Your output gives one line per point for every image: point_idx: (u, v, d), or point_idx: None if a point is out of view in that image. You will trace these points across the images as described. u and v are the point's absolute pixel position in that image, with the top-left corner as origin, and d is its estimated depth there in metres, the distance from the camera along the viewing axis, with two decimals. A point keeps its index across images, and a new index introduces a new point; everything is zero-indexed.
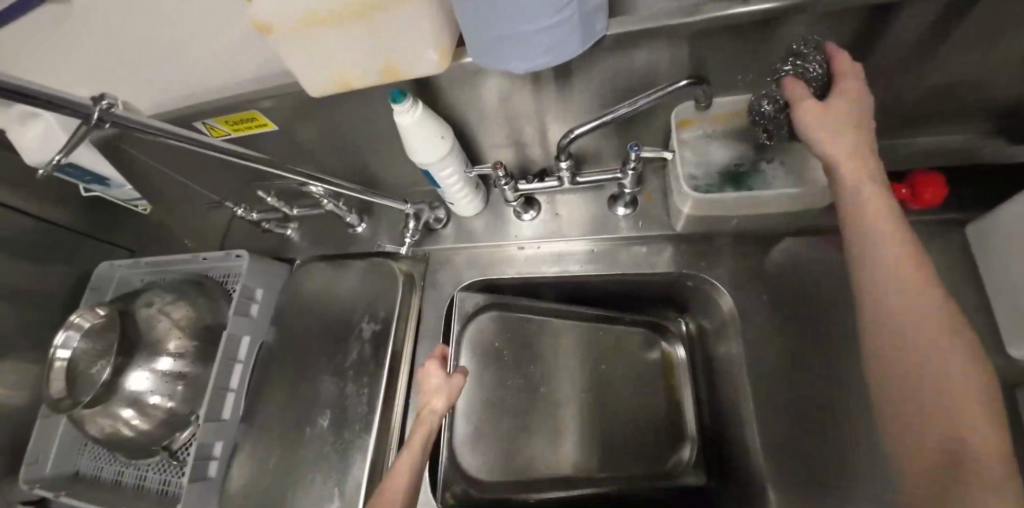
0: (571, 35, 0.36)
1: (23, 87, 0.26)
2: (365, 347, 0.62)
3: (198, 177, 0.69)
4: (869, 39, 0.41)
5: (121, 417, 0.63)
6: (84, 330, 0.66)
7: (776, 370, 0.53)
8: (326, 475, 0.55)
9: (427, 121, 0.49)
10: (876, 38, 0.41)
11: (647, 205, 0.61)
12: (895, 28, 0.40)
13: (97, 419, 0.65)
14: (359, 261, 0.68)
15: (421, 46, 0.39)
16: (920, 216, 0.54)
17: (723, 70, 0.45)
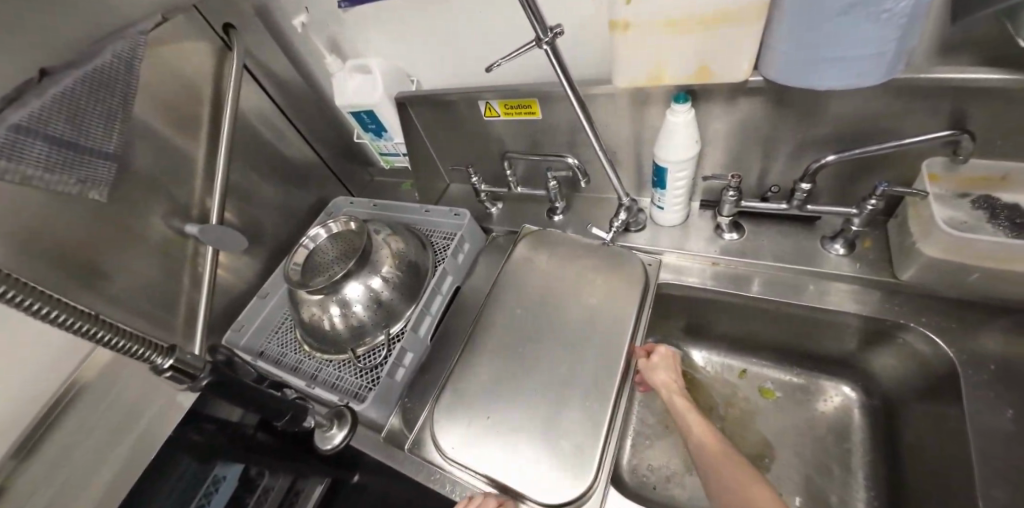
0: (883, 65, 0.45)
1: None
2: None
3: (446, 148, 0.88)
4: None
5: (332, 310, 0.73)
6: (328, 232, 0.81)
7: (1004, 443, 0.50)
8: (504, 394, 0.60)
9: (691, 124, 0.58)
10: None
11: (864, 251, 0.64)
12: None
13: (310, 306, 0.76)
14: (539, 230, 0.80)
15: (739, 57, 0.50)
16: None
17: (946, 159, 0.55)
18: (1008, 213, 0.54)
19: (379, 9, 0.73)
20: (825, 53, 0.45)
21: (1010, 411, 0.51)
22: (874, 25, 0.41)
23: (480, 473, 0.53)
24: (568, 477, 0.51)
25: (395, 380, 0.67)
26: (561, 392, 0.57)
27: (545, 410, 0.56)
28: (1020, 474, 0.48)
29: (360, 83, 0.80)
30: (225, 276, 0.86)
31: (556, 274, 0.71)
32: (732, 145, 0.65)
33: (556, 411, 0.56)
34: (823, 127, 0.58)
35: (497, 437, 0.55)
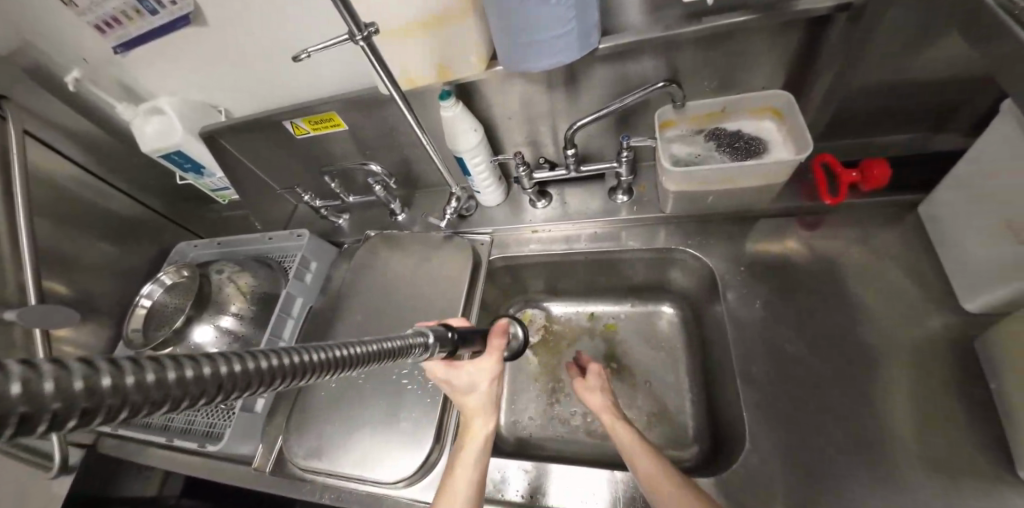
0: (570, 42, 0.52)
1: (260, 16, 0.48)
2: (402, 303, 0.74)
3: (276, 172, 0.88)
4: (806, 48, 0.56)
5: (184, 361, 0.73)
6: (165, 285, 0.79)
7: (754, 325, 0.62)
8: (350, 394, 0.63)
9: (464, 116, 0.63)
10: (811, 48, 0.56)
11: (641, 193, 0.74)
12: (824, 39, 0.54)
13: (161, 363, 0.75)
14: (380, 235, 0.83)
15: (466, 52, 0.57)
16: (873, 196, 0.65)
17: (673, 103, 0.63)
18: (727, 137, 0.64)
19: (154, 45, 0.70)
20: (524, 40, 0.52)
21: (760, 300, 0.64)
22: (545, 18, 0.48)
23: (339, 473, 0.57)
24: (402, 449, 0.57)
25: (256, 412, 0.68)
26: (398, 381, 0.62)
27: (388, 401, 0.60)
28: (761, 344, 0.61)
29: (157, 124, 0.77)
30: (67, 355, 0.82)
31: (400, 275, 0.77)
32: (519, 123, 0.71)
33: (395, 399, 0.60)
34: (583, 93, 0.65)
35: (342, 440, 0.59)
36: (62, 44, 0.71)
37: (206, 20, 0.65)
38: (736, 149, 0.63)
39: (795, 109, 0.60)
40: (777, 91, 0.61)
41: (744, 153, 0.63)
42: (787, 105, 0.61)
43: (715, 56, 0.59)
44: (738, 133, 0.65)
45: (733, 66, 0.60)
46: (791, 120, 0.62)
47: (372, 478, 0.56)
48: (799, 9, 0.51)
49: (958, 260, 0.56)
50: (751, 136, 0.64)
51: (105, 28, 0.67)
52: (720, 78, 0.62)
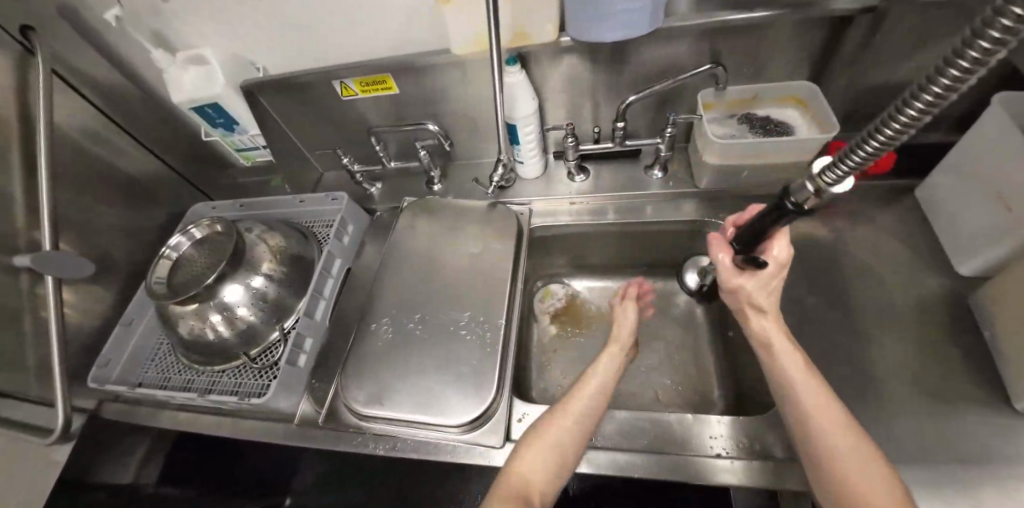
0: (643, 15, 0.57)
1: None
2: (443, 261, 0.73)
3: (310, 135, 0.87)
4: (834, 44, 0.64)
5: (213, 318, 0.70)
6: (193, 239, 0.77)
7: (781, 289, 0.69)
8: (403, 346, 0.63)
9: (525, 84, 0.67)
10: (839, 43, 0.64)
11: (674, 171, 0.80)
12: (851, 36, 0.62)
13: (188, 318, 0.71)
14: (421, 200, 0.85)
15: (542, 19, 0.61)
16: (876, 181, 0.74)
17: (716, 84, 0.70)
18: (757, 121, 0.72)
19: None
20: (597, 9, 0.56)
21: (784, 268, 0.71)
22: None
23: (398, 420, 0.57)
24: (461, 395, 0.58)
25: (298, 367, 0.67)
26: (454, 333, 0.63)
27: (445, 351, 0.61)
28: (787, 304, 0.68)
29: (193, 74, 0.75)
30: (73, 312, 0.76)
31: (441, 235, 0.77)
32: (568, 98, 0.75)
33: (452, 349, 0.61)
34: (632, 74, 0.71)
35: (399, 386, 0.59)
36: None
37: None
38: (766, 131, 0.71)
39: (818, 96, 0.68)
40: (800, 81, 0.69)
41: (774, 135, 0.70)
42: (810, 93, 0.69)
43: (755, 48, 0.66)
44: (767, 118, 0.72)
45: (768, 60, 0.67)
46: (815, 107, 0.69)
47: (432, 422, 0.56)
48: (834, 10, 0.59)
49: (953, 232, 0.65)
50: (778, 121, 0.72)
51: None
52: (755, 69, 0.69)
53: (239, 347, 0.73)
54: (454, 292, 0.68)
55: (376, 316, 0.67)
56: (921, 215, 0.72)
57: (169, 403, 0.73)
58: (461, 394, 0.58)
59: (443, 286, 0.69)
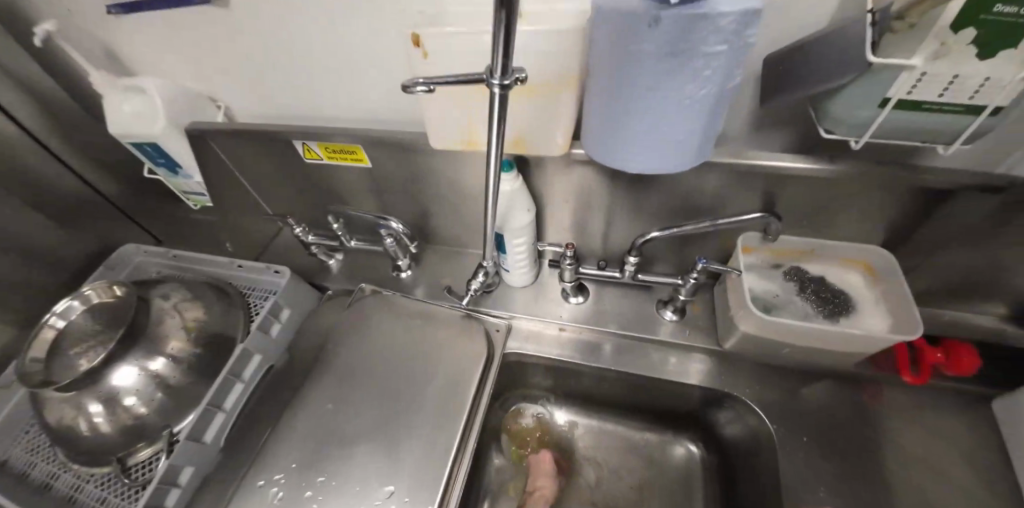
0: (681, 160, 0.40)
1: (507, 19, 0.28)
2: (376, 390, 0.57)
3: (265, 190, 0.73)
4: (929, 211, 0.48)
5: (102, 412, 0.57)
6: (89, 304, 0.63)
7: None
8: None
9: (519, 195, 0.53)
10: (935, 211, 0.48)
11: (693, 316, 0.63)
12: (954, 206, 0.47)
13: (61, 405, 0.59)
14: (377, 291, 0.68)
15: (552, 130, 0.46)
16: (956, 381, 0.56)
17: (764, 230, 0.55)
18: (809, 282, 0.56)
19: (153, 16, 0.58)
20: (627, 107, 0.37)
21: (822, 489, 0.51)
22: (687, 79, 0.33)
23: None
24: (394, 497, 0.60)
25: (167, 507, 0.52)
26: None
27: None
28: None
29: (133, 107, 0.64)
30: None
31: (388, 349, 0.61)
32: (571, 209, 0.60)
33: None
34: (655, 198, 0.56)
35: None
36: None
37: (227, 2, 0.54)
38: (821, 300, 0.54)
39: (899, 271, 0.51)
40: (878, 248, 0.53)
41: (829, 309, 0.53)
42: (888, 266, 0.53)
43: (826, 197, 0.50)
44: (821, 281, 0.56)
45: (837, 213, 0.52)
46: (889, 283, 0.53)
47: None
48: (941, 177, 0.44)
49: None
50: (838, 289, 0.55)
51: None
52: (817, 217, 0.53)
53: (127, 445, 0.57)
54: (375, 441, 0.52)
55: (275, 460, 0.52)
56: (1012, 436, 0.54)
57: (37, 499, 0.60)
58: None
59: (362, 435, 0.53)
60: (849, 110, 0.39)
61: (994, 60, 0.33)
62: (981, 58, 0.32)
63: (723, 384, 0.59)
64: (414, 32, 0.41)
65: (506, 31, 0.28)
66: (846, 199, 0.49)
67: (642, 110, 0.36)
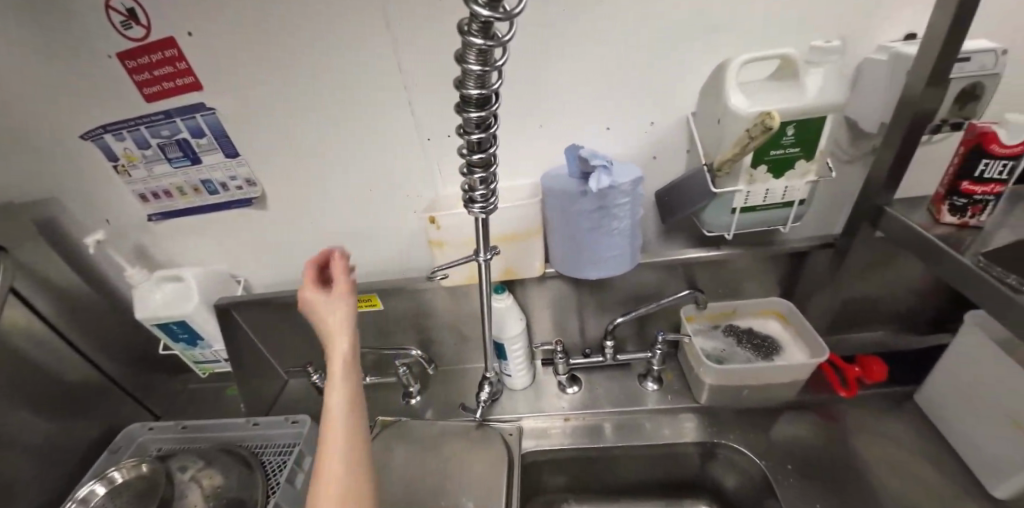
0: (620, 263, 0.60)
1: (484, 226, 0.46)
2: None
3: (278, 346, 0.81)
4: (797, 267, 0.69)
5: None
6: (111, 485, 0.65)
7: None
8: None
9: (512, 309, 0.67)
10: (801, 267, 0.69)
11: (669, 382, 0.76)
12: (810, 261, 0.68)
13: None
14: (393, 419, 0.74)
15: (530, 260, 0.63)
16: (874, 391, 0.72)
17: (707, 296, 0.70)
18: (741, 333, 0.72)
19: (200, 219, 0.73)
20: (577, 239, 0.58)
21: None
22: (609, 218, 0.55)
23: None
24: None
25: None
26: None
27: None
28: None
29: (164, 293, 0.73)
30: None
31: (415, 473, 0.66)
32: (552, 313, 0.75)
33: None
34: (614, 293, 0.73)
35: None
36: (101, 208, 0.72)
37: (267, 205, 0.71)
38: (754, 346, 0.70)
39: (797, 314, 0.70)
40: (777, 298, 0.72)
41: (764, 353, 0.69)
42: (788, 311, 0.71)
43: (729, 271, 0.70)
44: (750, 330, 0.73)
45: (742, 280, 0.71)
46: (795, 323, 0.71)
47: None
48: (791, 247, 0.66)
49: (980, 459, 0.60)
50: (763, 334, 0.72)
51: (151, 198, 0.71)
52: (730, 286, 0.72)
53: None
54: None
55: None
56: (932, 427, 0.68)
57: None
58: None
59: None
60: (717, 216, 0.61)
61: (782, 179, 0.56)
62: (776, 177, 0.55)
63: (710, 436, 0.69)
64: (431, 215, 0.58)
65: (484, 230, 0.46)
66: (741, 269, 0.69)
67: (586, 240, 0.57)
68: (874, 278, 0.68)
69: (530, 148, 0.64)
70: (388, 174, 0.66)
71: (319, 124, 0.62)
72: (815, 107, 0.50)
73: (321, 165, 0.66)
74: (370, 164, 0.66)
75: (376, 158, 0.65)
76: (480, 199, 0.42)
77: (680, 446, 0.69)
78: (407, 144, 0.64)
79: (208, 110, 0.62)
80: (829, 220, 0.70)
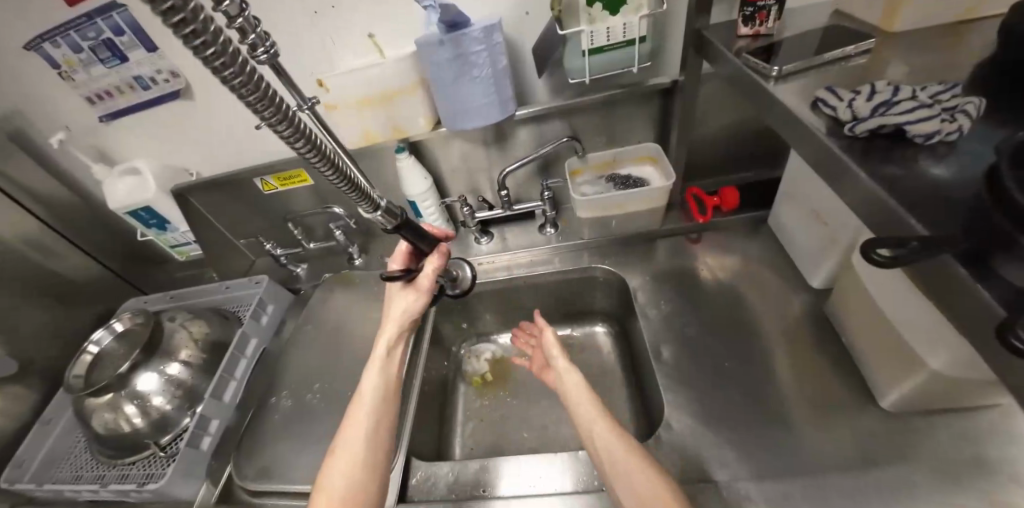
0: (491, 113, 0.70)
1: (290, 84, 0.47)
2: (352, 332, 0.79)
3: (237, 227, 0.95)
4: (665, 110, 0.78)
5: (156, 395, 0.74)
6: (117, 332, 0.81)
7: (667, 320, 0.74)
8: (312, 417, 0.67)
9: (416, 168, 0.79)
10: (668, 110, 0.78)
11: (566, 226, 0.89)
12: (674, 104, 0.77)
13: (101, 413, 0.73)
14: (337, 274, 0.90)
15: (416, 117, 0.73)
16: (735, 216, 0.84)
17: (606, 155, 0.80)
18: (619, 177, 0.83)
19: (139, 116, 0.83)
20: (448, 90, 0.67)
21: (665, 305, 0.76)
22: (468, 65, 0.64)
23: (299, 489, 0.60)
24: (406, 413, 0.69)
25: (202, 449, 0.67)
26: None
27: (346, 418, 0.66)
28: (672, 332, 0.74)
29: (125, 184, 0.85)
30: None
31: (356, 306, 0.83)
32: (460, 175, 0.87)
33: None
34: (509, 150, 0.83)
35: (301, 459, 0.63)
36: (51, 112, 0.81)
37: (194, 95, 0.80)
38: (627, 184, 0.81)
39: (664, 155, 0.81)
40: (650, 143, 0.82)
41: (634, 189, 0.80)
42: (658, 153, 0.82)
43: (606, 119, 0.79)
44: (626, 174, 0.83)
45: (619, 128, 0.81)
46: (663, 163, 0.81)
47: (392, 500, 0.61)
48: (652, 87, 0.73)
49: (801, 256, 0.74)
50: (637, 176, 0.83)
51: (97, 100, 0.81)
52: (609, 136, 0.82)
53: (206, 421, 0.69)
54: (359, 361, 0.74)
55: (286, 391, 0.71)
56: (778, 240, 0.82)
57: (78, 500, 0.73)
58: (422, 478, 0.65)
59: (347, 363, 0.74)
60: (574, 59, 0.69)
61: (619, 16, 0.63)
62: (614, 15, 0.62)
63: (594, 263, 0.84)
64: (318, 78, 0.66)
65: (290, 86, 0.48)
66: (616, 117, 0.79)
67: (454, 88, 0.67)
68: (734, 113, 0.77)
69: (410, 13, 0.71)
70: (288, 53, 0.74)
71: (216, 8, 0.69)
72: None
73: None
74: (273, 45, 0.73)
75: (274, 38, 0.72)
76: (257, 44, 0.37)
77: (567, 271, 0.85)
78: (297, 19, 0.70)
79: (121, 8, 0.69)
80: None
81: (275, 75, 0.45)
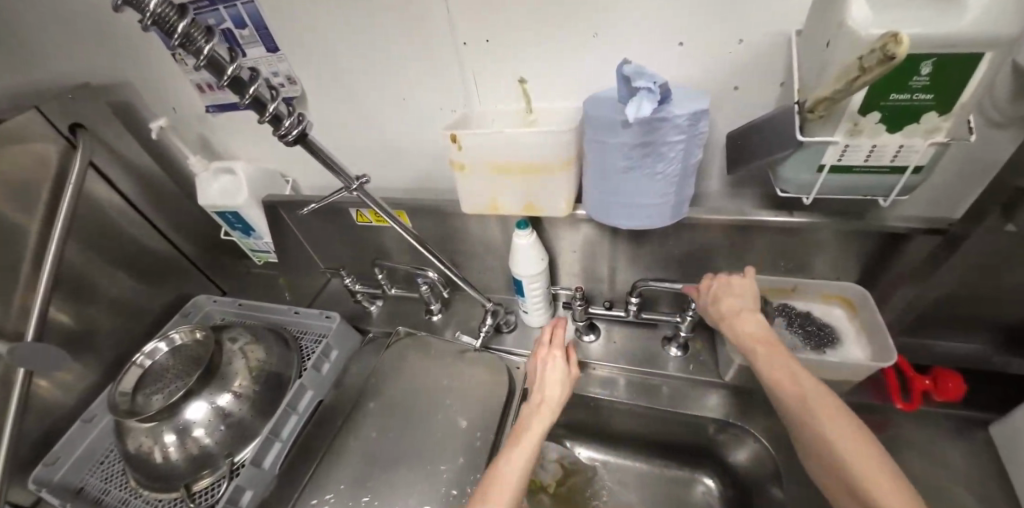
0: (659, 215, 0.53)
1: (331, 160, 0.55)
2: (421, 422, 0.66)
3: (319, 247, 0.86)
4: (890, 253, 0.56)
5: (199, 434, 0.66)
6: (172, 344, 0.75)
7: None
8: None
9: (535, 247, 0.64)
10: (894, 254, 0.56)
11: (696, 351, 0.70)
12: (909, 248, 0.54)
13: (138, 436, 0.67)
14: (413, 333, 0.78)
15: (556, 197, 0.57)
16: (949, 410, 0.60)
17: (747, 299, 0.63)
18: (793, 317, 0.62)
19: (246, 115, 0.75)
20: (613, 177, 0.51)
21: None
22: (653, 154, 0.47)
23: None
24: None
25: None
26: None
27: None
28: None
29: (221, 183, 0.78)
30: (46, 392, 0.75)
31: (426, 382, 0.69)
32: (581, 258, 0.70)
33: None
34: (651, 247, 0.65)
35: None
36: (166, 95, 0.76)
37: (305, 105, 0.70)
38: (806, 332, 0.60)
39: (870, 304, 0.58)
40: (850, 283, 0.60)
41: (815, 342, 0.59)
42: (863, 300, 0.60)
43: (799, 243, 0.59)
44: (803, 314, 0.63)
45: (812, 257, 0.60)
46: (865, 316, 0.59)
47: None
48: (888, 224, 0.52)
49: None
50: (821, 323, 0.61)
51: (207, 90, 0.73)
52: (790, 262, 0.62)
53: (236, 492, 0.59)
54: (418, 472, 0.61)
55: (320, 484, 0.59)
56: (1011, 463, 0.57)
57: None
58: None
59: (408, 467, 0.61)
60: (797, 172, 0.49)
61: (897, 135, 0.42)
62: (892, 132, 0.42)
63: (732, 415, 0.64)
64: (452, 133, 0.53)
65: (330, 159, 0.55)
66: (814, 244, 0.58)
67: (621, 179, 0.50)
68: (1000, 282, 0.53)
69: (580, 63, 0.55)
70: (419, 84, 0.62)
71: (352, 23, 0.58)
72: (982, 39, 0.34)
73: (355, 70, 0.63)
74: (402, 72, 0.61)
75: (407, 65, 0.60)
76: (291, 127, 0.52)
77: (697, 416, 0.65)
78: (439, 50, 0.57)
79: None
80: (957, 197, 0.53)
81: (326, 163, 0.55)
